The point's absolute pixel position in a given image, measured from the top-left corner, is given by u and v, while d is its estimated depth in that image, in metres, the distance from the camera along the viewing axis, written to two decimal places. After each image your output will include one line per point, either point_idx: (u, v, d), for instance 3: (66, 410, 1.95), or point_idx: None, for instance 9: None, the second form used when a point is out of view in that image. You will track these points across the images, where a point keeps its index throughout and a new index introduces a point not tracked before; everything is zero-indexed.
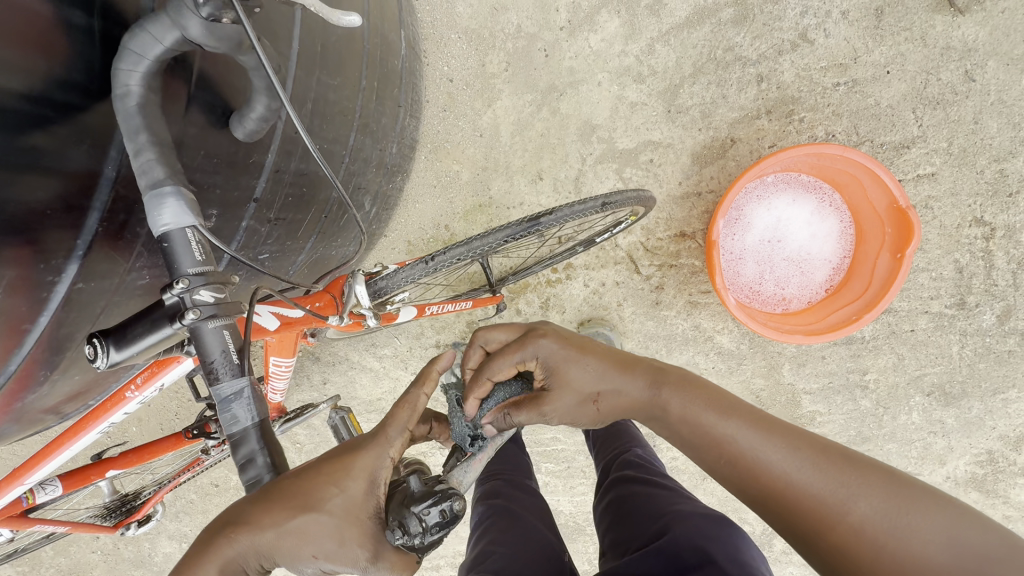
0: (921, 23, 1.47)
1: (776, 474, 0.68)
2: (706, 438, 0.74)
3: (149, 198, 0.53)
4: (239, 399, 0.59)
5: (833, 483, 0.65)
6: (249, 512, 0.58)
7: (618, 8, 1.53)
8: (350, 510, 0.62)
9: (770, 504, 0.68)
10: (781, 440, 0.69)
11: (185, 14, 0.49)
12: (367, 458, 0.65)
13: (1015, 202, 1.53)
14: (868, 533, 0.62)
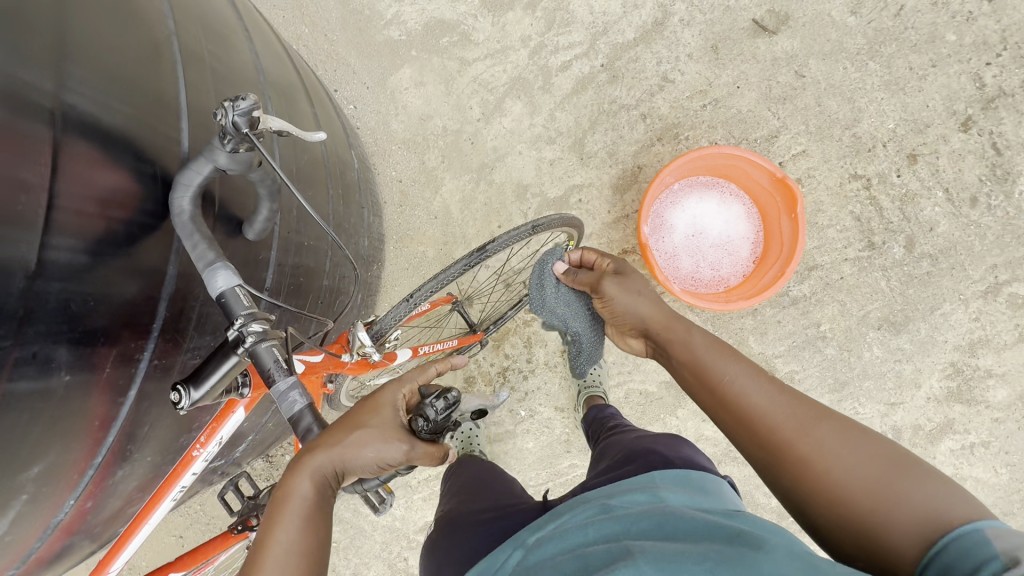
0: (749, 47, 1.88)
1: (755, 403, 0.87)
2: (704, 375, 0.95)
3: (207, 270, 0.70)
4: (291, 392, 0.70)
5: (802, 415, 0.83)
6: (319, 435, 0.73)
7: (518, 94, 1.91)
8: (386, 420, 0.78)
9: (745, 425, 0.87)
10: (770, 382, 0.89)
11: (215, 149, 0.69)
12: (388, 391, 0.82)
13: (876, 155, 1.86)
14: (820, 449, 0.79)
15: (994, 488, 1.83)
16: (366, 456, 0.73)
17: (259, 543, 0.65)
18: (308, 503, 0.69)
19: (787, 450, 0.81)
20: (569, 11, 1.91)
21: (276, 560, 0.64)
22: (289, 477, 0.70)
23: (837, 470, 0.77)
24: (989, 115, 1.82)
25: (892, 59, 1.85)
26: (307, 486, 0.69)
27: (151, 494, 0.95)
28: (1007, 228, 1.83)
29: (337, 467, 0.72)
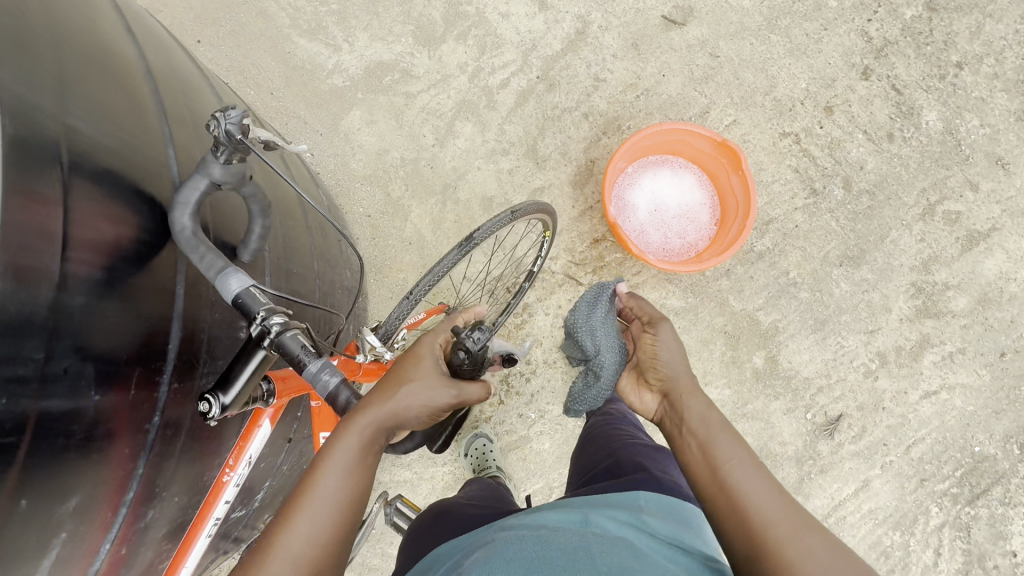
0: (665, 39, 2.06)
1: (750, 492, 0.80)
2: (705, 447, 0.86)
3: (218, 277, 0.72)
4: (324, 371, 0.75)
5: (800, 521, 0.76)
6: (367, 395, 0.74)
7: (467, 116, 2.02)
8: (432, 371, 0.77)
9: (735, 517, 0.79)
10: (768, 478, 0.82)
11: (209, 162, 0.73)
12: (427, 342, 0.81)
13: (798, 112, 2.05)
14: (803, 561, 0.73)
15: (981, 391, 1.94)
16: (415, 404, 0.74)
17: (300, 488, 0.68)
18: (355, 456, 0.70)
19: (777, 553, 0.74)
20: (497, 34, 2.05)
21: (318, 505, 0.66)
22: (336, 433, 0.70)
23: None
24: (882, 62, 2.06)
25: (790, 29, 2.07)
26: (353, 441, 0.70)
27: (183, 538, 0.89)
28: (925, 154, 2.03)
29: (382, 422, 0.72)
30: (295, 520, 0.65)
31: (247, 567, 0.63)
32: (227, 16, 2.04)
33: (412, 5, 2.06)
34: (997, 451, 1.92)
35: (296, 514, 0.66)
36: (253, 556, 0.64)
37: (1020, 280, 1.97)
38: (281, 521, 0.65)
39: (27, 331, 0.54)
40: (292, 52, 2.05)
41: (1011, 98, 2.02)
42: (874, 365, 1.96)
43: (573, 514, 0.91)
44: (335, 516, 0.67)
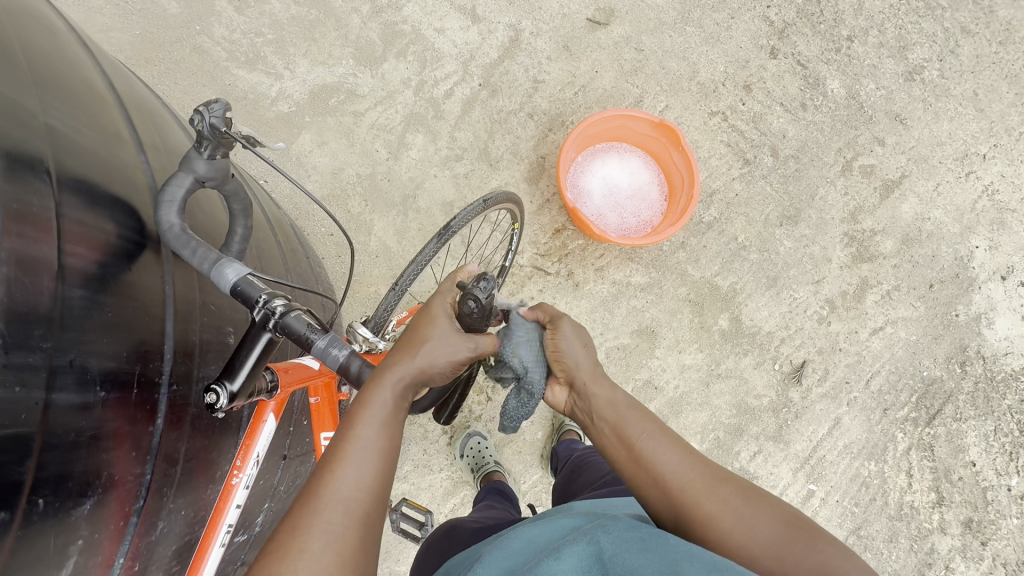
0: (593, 38, 2.21)
1: (664, 466, 0.83)
2: (620, 431, 0.88)
3: (213, 269, 0.75)
4: (333, 344, 0.79)
5: (710, 476, 0.83)
6: (393, 354, 0.81)
7: (417, 129, 2.09)
8: (449, 328, 0.83)
9: (660, 489, 0.83)
10: (678, 443, 0.86)
11: (193, 157, 0.75)
12: (439, 301, 0.87)
13: (721, 93, 2.23)
14: (723, 513, 0.80)
15: (919, 320, 2.14)
16: (445, 357, 0.82)
17: (340, 440, 0.73)
18: (389, 408, 0.76)
19: (699, 508, 0.80)
20: (436, 49, 2.14)
21: (361, 453, 0.72)
22: (369, 390, 0.77)
23: (738, 534, 0.78)
24: (785, 42, 2.28)
25: (702, 20, 2.26)
26: (386, 395, 0.77)
27: (197, 549, 0.86)
28: (835, 118, 2.25)
29: (412, 377, 0.79)
30: (341, 469, 0.70)
31: (301, 515, 0.67)
32: (160, 55, 2.03)
33: (348, 29, 2.12)
34: (942, 372, 2.11)
35: (341, 464, 0.71)
36: (305, 505, 0.68)
37: (934, 218, 2.21)
38: (327, 472, 0.70)
39: (33, 321, 0.55)
40: (232, 84, 2.07)
41: (897, 62, 2.29)
42: (826, 311, 2.13)
43: (583, 517, 0.88)
44: (377, 464, 0.72)
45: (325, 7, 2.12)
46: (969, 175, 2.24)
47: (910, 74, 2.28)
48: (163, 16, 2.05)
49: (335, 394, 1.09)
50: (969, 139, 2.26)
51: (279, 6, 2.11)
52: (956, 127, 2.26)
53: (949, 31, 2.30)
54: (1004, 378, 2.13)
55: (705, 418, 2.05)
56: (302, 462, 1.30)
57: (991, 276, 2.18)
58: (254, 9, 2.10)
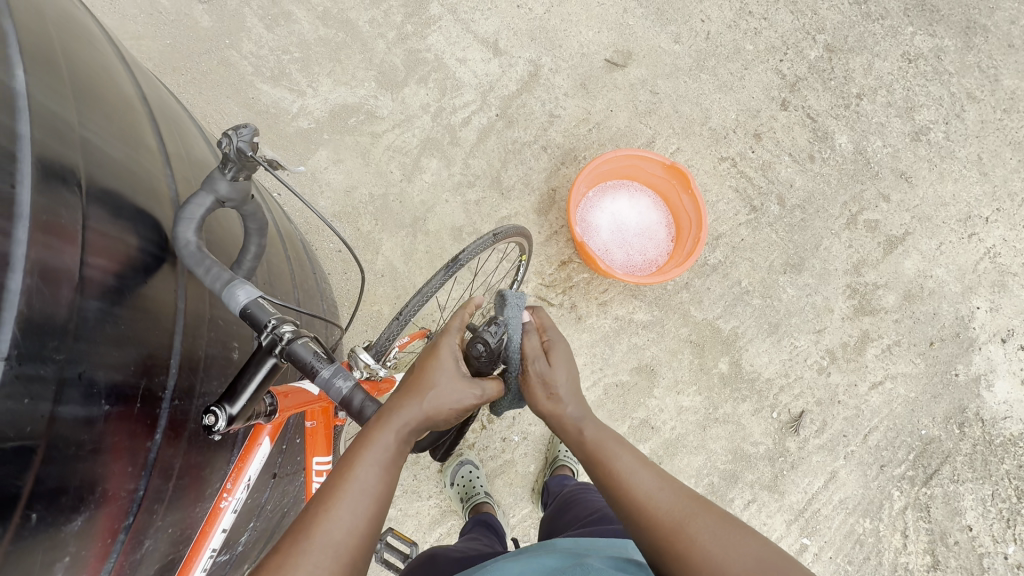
0: (609, 78, 2.27)
1: (643, 493, 0.82)
2: (598, 460, 0.88)
3: (224, 290, 0.75)
4: (338, 373, 0.78)
5: (684, 505, 0.81)
6: (397, 396, 0.81)
7: (432, 153, 2.13)
8: (454, 373, 0.83)
9: (637, 520, 0.81)
10: (654, 471, 0.85)
11: (216, 178, 0.76)
12: (449, 340, 0.86)
13: (731, 139, 2.28)
14: (702, 543, 0.76)
15: (919, 378, 2.14)
16: (451, 401, 0.81)
17: (338, 477, 0.73)
18: (389, 451, 0.76)
19: (670, 540, 0.78)
20: (456, 78, 2.20)
21: (357, 496, 0.72)
22: (373, 430, 0.76)
23: (712, 569, 0.74)
24: (796, 95, 2.34)
25: (716, 69, 2.33)
26: (389, 435, 0.76)
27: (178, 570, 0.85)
28: (842, 172, 2.29)
29: (417, 421, 0.79)
30: (335, 511, 0.69)
31: (288, 555, 0.66)
32: (188, 65, 2.08)
33: (373, 53, 2.18)
34: (940, 432, 2.10)
35: (336, 505, 0.70)
36: (294, 544, 0.67)
37: (935, 276, 2.23)
38: (320, 512, 0.69)
39: (50, 331, 0.54)
40: (255, 97, 2.12)
41: (904, 121, 2.35)
42: (825, 362, 2.13)
43: (563, 556, 0.85)
44: (370, 508, 0.71)
45: (353, 31, 2.18)
46: (971, 237, 2.27)
47: (917, 135, 2.34)
48: (194, 27, 2.11)
49: (331, 419, 1.08)
50: (972, 202, 2.30)
51: (308, 26, 2.17)
52: (960, 189, 2.31)
53: (956, 96, 2.36)
54: (1003, 442, 2.11)
55: (699, 462, 2.03)
56: (292, 481, 1.28)
57: (991, 337, 2.19)
58: (283, 28, 2.16)
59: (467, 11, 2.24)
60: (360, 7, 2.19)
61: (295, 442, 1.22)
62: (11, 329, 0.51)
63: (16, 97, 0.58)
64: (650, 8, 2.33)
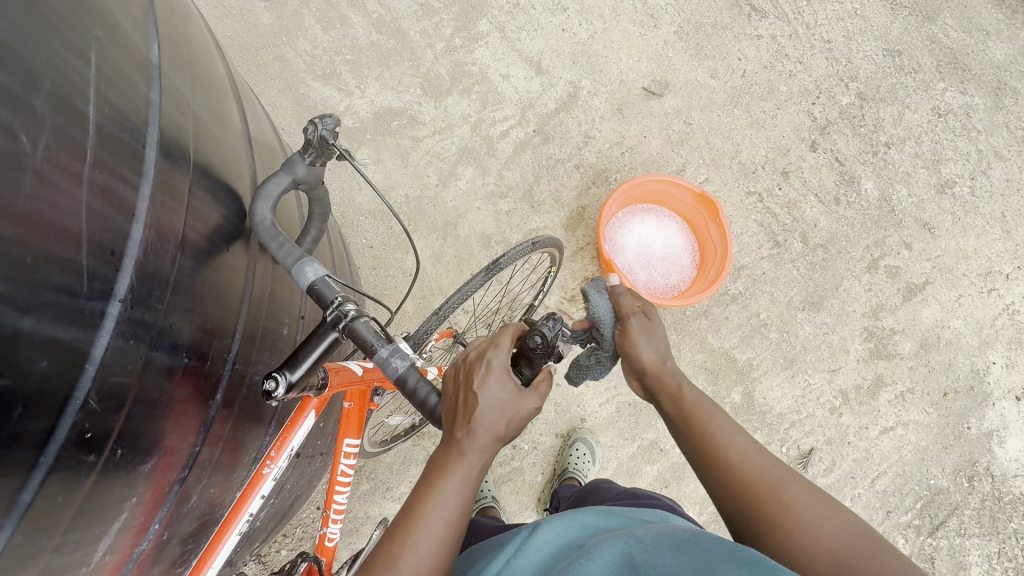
0: (645, 106, 2.34)
1: (735, 454, 0.89)
2: (694, 423, 0.95)
3: (295, 266, 0.80)
4: (396, 353, 0.81)
5: (780, 471, 0.87)
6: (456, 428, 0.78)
7: (468, 162, 2.20)
8: (508, 398, 0.81)
9: (732, 482, 0.87)
10: (749, 439, 0.92)
11: (296, 161, 0.81)
12: (498, 360, 0.82)
13: (759, 175, 2.33)
14: (795, 507, 0.82)
15: (930, 427, 2.14)
16: (512, 424, 0.81)
17: (419, 506, 0.75)
18: (458, 484, 0.76)
19: (763, 498, 0.84)
20: (498, 92, 2.27)
21: (432, 528, 0.73)
22: (445, 465, 0.77)
23: (805, 531, 0.80)
24: (826, 138, 2.40)
25: (749, 105, 2.39)
26: (469, 468, 0.77)
27: (215, 530, 0.88)
28: (866, 217, 2.33)
29: (493, 449, 0.79)
30: (413, 547, 0.71)
31: None
32: (246, 57, 2.18)
33: (421, 61, 2.27)
34: (949, 484, 2.10)
35: (413, 541, 0.72)
36: None
37: (953, 327, 2.24)
38: (397, 549, 0.71)
39: (155, 282, 0.59)
40: (305, 93, 2.21)
41: (930, 173, 2.39)
42: (838, 402, 2.14)
43: (612, 517, 0.90)
44: (453, 535, 0.74)
45: (403, 39, 2.27)
46: (991, 291, 2.29)
47: (942, 187, 2.38)
48: (255, 23, 2.21)
49: (366, 403, 1.11)
50: (994, 258, 2.33)
51: (362, 31, 2.26)
52: (982, 244, 2.33)
53: (982, 153, 2.41)
54: (1011, 500, 2.10)
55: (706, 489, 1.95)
56: (312, 463, 1.31)
57: (1005, 393, 2.20)
58: (338, 31, 2.25)
59: (513, 30, 2.33)
60: (413, 18, 2.29)
61: (324, 426, 1.26)
62: (130, 276, 0.55)
63: (151, 61, 0.62)
64: (690, 42, 2.41)
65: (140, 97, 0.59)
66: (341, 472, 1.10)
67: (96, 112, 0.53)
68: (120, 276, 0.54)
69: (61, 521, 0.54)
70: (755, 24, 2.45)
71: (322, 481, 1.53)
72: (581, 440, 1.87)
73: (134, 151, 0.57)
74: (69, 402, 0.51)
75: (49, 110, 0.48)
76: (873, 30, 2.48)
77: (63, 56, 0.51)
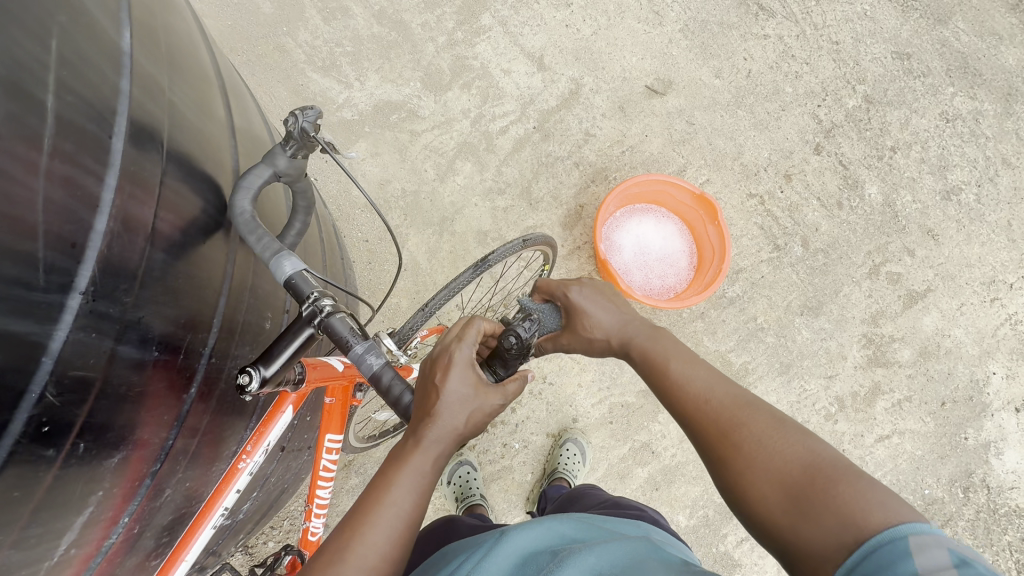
0: (647, 104, 2.31)
1: (695, 391, 0.91)
2: (657, 369, 0.99)
3: (273, 259, 0.78)
4: (371, 350, 0.78)
5: (740, 409, 0.86)
6: (416, 421, 0.78)
7: (467, 157, 2.18)
8: (469, 390, 0.80)
9: (695, 421, 0.89)
10: (711, 374, 0.94)
11: (277, 153, 0.80)
12: (461, 354, 0.81)
13: (761, 177, 2.30)
14: (750, 437, 0.82)
15: (927, 436, 2.12)
16: (473, 416, 0.80)
17: (374, 497, 0.74)
18: (417, 478, 0.75)
19: (721, 438, 0.85)
20: (499, 87, 2.25)
21: (388, 520, 0.72)
22: (404, 457, 0.76)
23: (760, 458, 0.80)
24: (830, 141, 2.36)
25: (753, 106, 2.36)
26: (425, 462, 0.76)
27: (190, 522, 0.87)
28: (869, 222, 2.30)
29: (452, 444, 0.78)
30: (368, 536, 0.71)
31: None
32: (245, 47, 2.17)
33: (422, 54, 2.25)
34: (944, 494, 2.08)
35: (368, 531, 0.71)
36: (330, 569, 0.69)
37: (954, 336, 2.21)
38: (351, 539, 0.71)
39: (123, 274, 0.58)
40: (304, 85, 2.20)
41: (936, 179, 2.35)
42: (833, 409, 2.12)
43: (588, 530, 0.87)
44: (406, 528, 0.73)
45: (405, 32, 2.26)
46: (993, 301, 2.26)
47: (947, 193, 2.34)
48: (255, 12, 2.20)
49: (349, 398, 1.10)
50: (998, 266, 2.29)
51: (363, 23, 2.24)
52: (986, 252, 2.30)
53: (990, 160, 2.37)
54: (1007, 512, 2.08)
55: (697, 492, 1.93)
56: (297, 457, 1.30)
57: (1004, 404, 2.17)
58: (339, 22, 2.24)
59: (516, 25, 2.30)
60: (415, 10, 2.27)
61: (308, 421, 1.25)
62: (93, 267, 0.54)
63: (122, 49, 0.61)
64: (695, 41, 2.38)
65: (108, 84, 0.58)
66: (322, 467, 1.09)
67: (55, 99, 0.51)
68: (82, 268, 0.53)
69: (20, 516, 0.54)
70: (762, 23, 2.42)
71: (309, 474, 1.53)
72: (571, 440, 1.86)
73: (99, 140, 0.55)
74: (26, 395, 0.50)
75: (3, 98, 0.47)
76: (883, 32, 2.44)
77: (20, 42, 0.50)
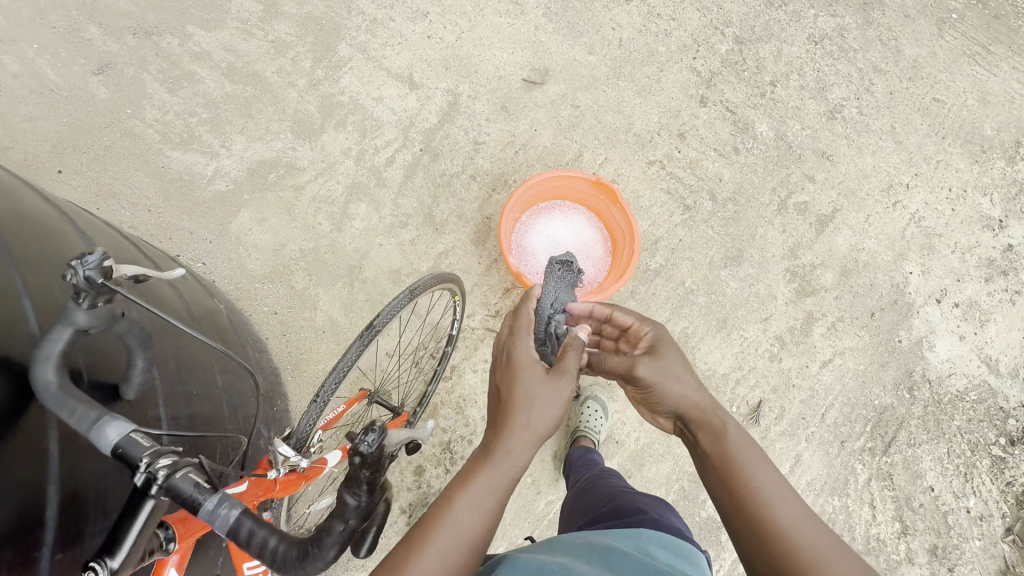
0: (528, 98, 2.27)
1: (779, 510, 0.88)
2: (732, 469, 0.94)
3: (93, 430, 0.71)
4: (220, 502, 0.74)
5: (828, 541, 0.85)
6: (496, 426, 0.98)
7: (359, 198, 2.09)
8: (541, 379, 1.03)
9: (772, 540, 0.86)
10: (799, 499, 0.90)
11: (71, 310, 0.71)
12: (523, 347, 1.09)
13: (656, 142, 2.31)
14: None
15: (865, 349, 2.21)
16: (546, 399, 1.01)
17: (426, 530, 0.84)
18: (485, 489, 0.89)
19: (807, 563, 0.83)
20: (374, 118, 2.16)
21: (451, 533, 0.84)
22: (475, 470, 0.91)
23: None
24: (713, 91, 2.39)
25: (633, 74, 2.35)
26: (491, 474, 0.91)
27: None
28: (767, 160, 2.35)
29: (529, 439, 0.97)
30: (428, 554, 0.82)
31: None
32: (90, 141, 2.02)
33: (285, 103, 2.14)
34: (892, 399, 2.17)
35: (429, 549, 0.82)
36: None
37: (867, 248, 2.30)
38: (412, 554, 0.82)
39: None
40: (166, 165, 2.05)
41: (818, 102, 2.42)
42: (776, 348, 2.18)
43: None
44: (467, 542, 0.85)
45: (261, 84, 2.14)
46: (896, 205, 2.36)
47: (832, 113, 2.42)
48: (92, 101, 2.05)
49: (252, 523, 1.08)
50: (892, 171, 2.39)
51: (214, 84, 2.12)
52: (879, 160, 2.39)
53: (863, 71, 2.45)
54: (951, 399, 2.19)
55: (668, 469, 1.95)
56: None
57: (926, 299, 2.28)
58: (187, 90, 2.10)
59: (376, 48, 2.22)
60: (266, 58, 2.16)
61: (223, 545, 1.18)
62: None
63: None
64: (561, 23, 2.35)
65: None
66: None
67: None
68: None
69: None
70: None
71: None
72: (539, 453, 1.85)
73: None
74: None
75: None
76: None
77: None
